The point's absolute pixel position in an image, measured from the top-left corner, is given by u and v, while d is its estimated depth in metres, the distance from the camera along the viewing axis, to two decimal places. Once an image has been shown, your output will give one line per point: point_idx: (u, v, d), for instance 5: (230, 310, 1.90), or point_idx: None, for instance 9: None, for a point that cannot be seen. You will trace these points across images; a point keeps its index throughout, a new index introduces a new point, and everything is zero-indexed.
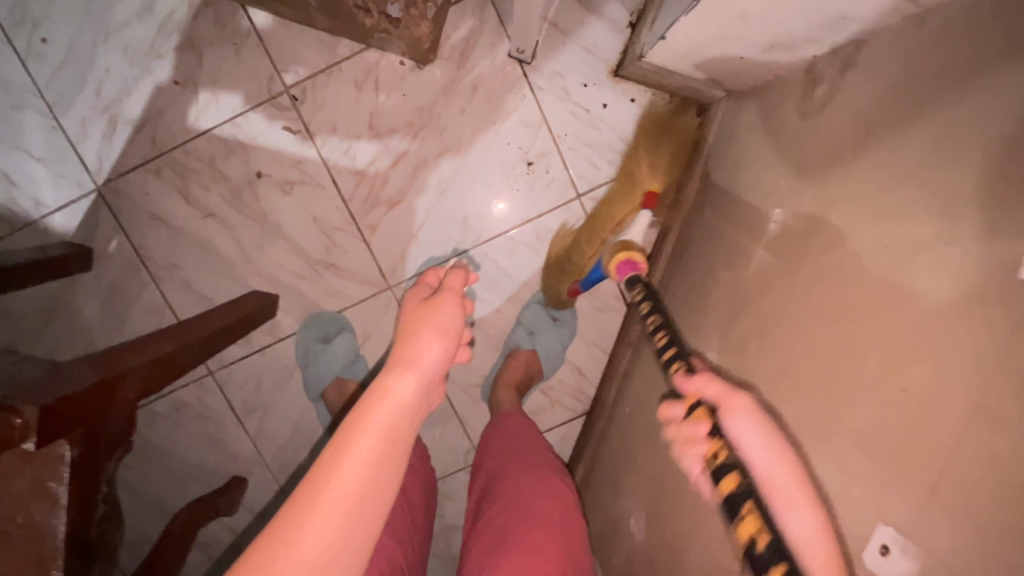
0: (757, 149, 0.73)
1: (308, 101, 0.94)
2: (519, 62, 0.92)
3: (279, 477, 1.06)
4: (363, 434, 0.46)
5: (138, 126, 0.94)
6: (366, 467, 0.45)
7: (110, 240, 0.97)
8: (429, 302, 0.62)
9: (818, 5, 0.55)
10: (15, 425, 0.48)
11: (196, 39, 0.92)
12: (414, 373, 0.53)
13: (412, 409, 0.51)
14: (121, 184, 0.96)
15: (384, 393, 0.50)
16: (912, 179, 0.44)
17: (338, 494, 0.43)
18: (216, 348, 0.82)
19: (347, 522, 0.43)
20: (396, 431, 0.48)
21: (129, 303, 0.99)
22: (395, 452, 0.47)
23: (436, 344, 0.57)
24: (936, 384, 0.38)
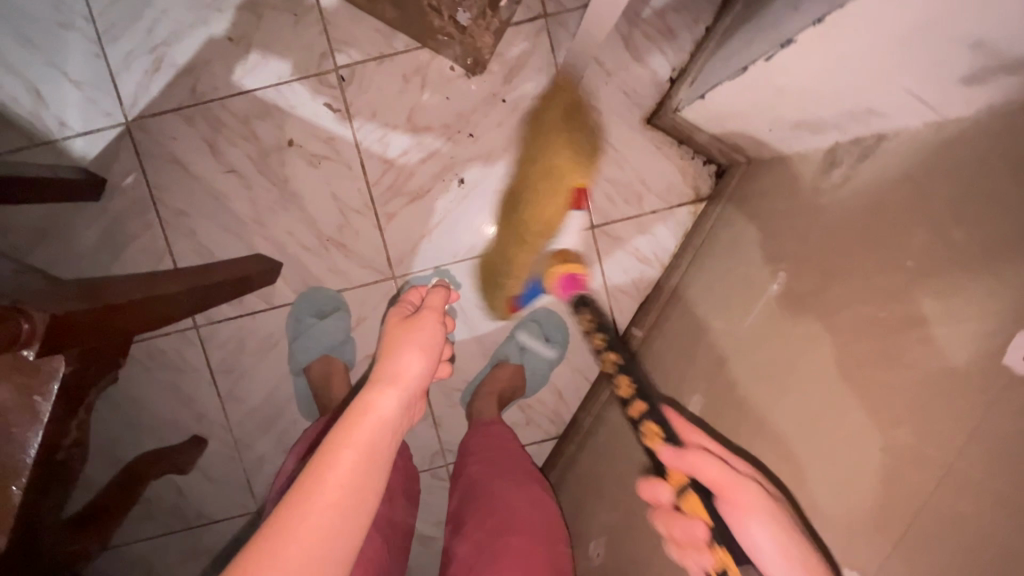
0: (770, 217, 0.78)
1: (354, 83, 0.96)
2: (562, 92, 0.97)
3: (240, 446, 1.04)
4: (345, 448, 0.49)
5: (182, 71, 0.95)
6: (347, 478, 0.48)
7: (126, 174, 0.97)
8: (411, 319, 0.66)
9: (848, 97, 0.60)
10: (22, 328, 0.49)
11: (258, 2, 0.94)
12: (395, 390, 0.56)
13: (394, 423, 0.54)
14: (151, 123, 0.96)
15: (365, 409, 0.53)
16: (911, 260, 0.49)
17: (320, 503, 0.46)
18: (217, 297, 0.81)
19: (330, 535, 0.45)
20: (377, 446, 0.51)
21: (128, 241, 0.98)
22: (377, 464, 0.50)
23: (417, 360, 0.60)
24: (913, 445, 0.43)
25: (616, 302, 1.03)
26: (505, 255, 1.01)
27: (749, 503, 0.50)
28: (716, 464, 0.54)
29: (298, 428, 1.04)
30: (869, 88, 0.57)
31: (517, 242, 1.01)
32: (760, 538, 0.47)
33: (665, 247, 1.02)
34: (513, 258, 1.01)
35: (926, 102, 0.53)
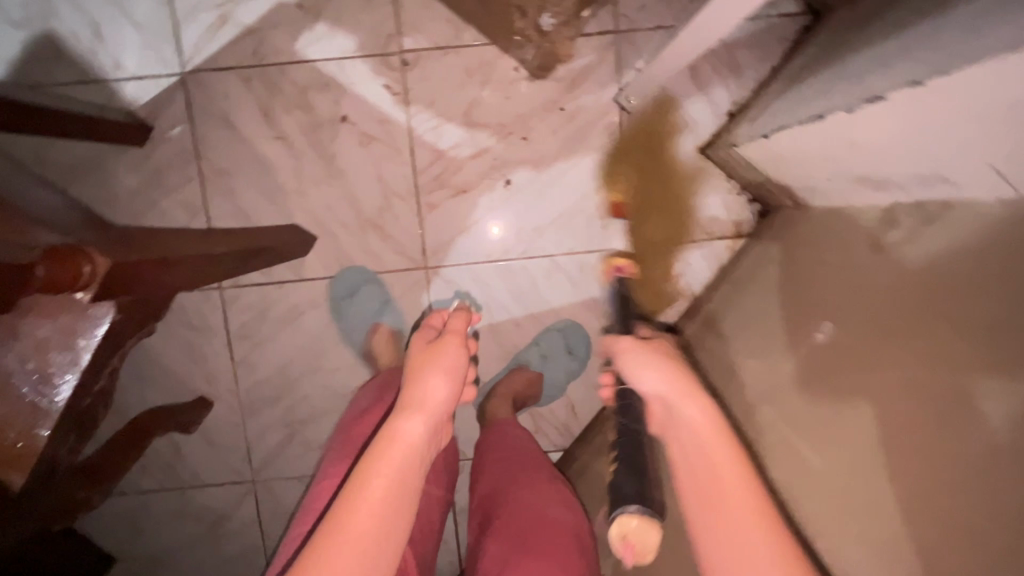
0: (814, 266, 0.79)
1: (417, 69, 0.96)
2: (622, 109, 0.97)
3: (246, 413, 1.03)
4: (374, 483, 0.54)
5: (246, 31, 0.94)
6: (376, 513, 0.53)
7: (173, 125, 0.96)
8: (434, 344, 0.70)
9: (922, 157, 0.59)
10: (83, 270, 0.48)
11: None
12: (419, 416, 0.61)
13: (420, 448, 0.59)
14: (206, 78, 0.95)
15: (392, 436, 0.58)
16: (984, 330, 0.50)
17: (354, 536, 0.51)
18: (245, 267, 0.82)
19: (363, 560, 0.51)
20: (403, 474, 0.56)
21: (165, 192, 0.97)
22: (404, 495, 0.55)
23: (440, 383, 0.65)
24: (973, 523, 0.47)
25: None
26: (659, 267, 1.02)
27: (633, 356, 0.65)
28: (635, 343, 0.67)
29: (306, 404, 1.03)
30: (949, 151, 0.55)
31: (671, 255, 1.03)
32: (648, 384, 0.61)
33: (697, 277, 1.02)
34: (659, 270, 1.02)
35: (1006, 178, 0.51)
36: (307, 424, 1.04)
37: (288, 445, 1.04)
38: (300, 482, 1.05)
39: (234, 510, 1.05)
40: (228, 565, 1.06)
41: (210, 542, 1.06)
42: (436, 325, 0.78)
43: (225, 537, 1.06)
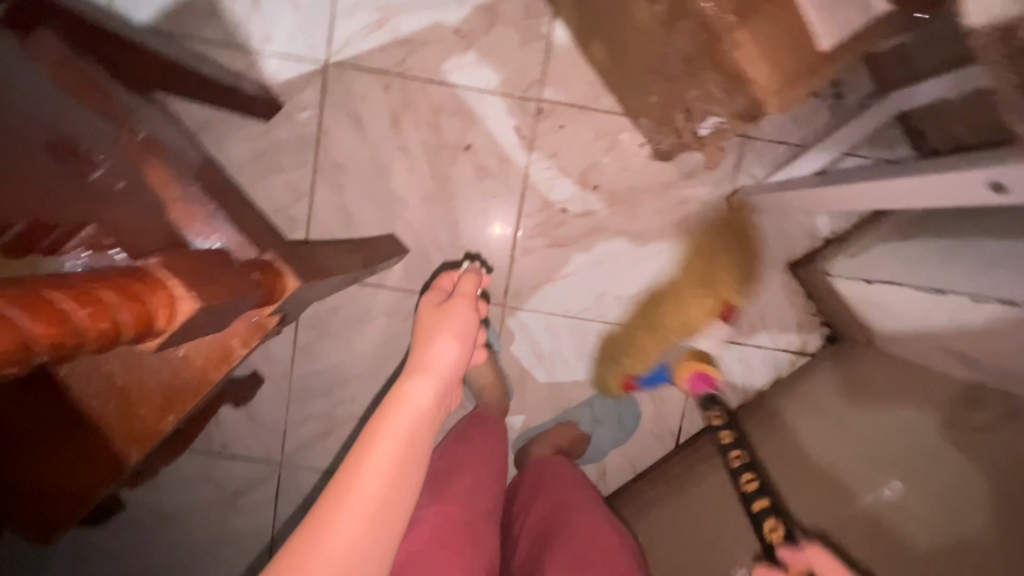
0: (869, 413, 0.82)
1: (549, 120, 0.98)
2: (729, 210, 1.01)
3: (292, 398, 1.04)
4: (384, 438, 0.54)
5: (398, 41, 0.96)
6: (387, 466, 0.52)
7: (302, 109, 0.97)
8: (443, 307, 0.79)
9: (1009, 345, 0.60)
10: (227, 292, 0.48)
11: (498, 11, 0.95)
12: (430, 376, 0.65)
13: (431, 406, 0.62)
14: (348, 74, 0.96)
15: (404, 394, 0.61)
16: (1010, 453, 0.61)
17: (362, 490, 0.49)
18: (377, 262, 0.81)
19: (372, 516, 0.49)
20: (415, 431, 0.57)
21: (276, 170, 0.98)
22: (415, 449, 0.56)
23: (450, 349, 0.71)
24: None
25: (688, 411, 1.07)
26: (632, 344, 1.02)
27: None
28: (845, 575, 0.57)
29: (352, 405, 1.05)
30: None
31: (649, 331, 1.01)
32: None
33: (753, 381, 1.06)
34: (639, 346, 1.01)
35: None
36: (346, 424, 1.05)
37: (322, 439, 1.05)
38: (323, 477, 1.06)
39: (251, 488, 1.06)
40: (230, 539, 1.07)
41: (222, 512, 1.06)
42: (445, 288, 0.86)
43: (235, 511, 1.06)
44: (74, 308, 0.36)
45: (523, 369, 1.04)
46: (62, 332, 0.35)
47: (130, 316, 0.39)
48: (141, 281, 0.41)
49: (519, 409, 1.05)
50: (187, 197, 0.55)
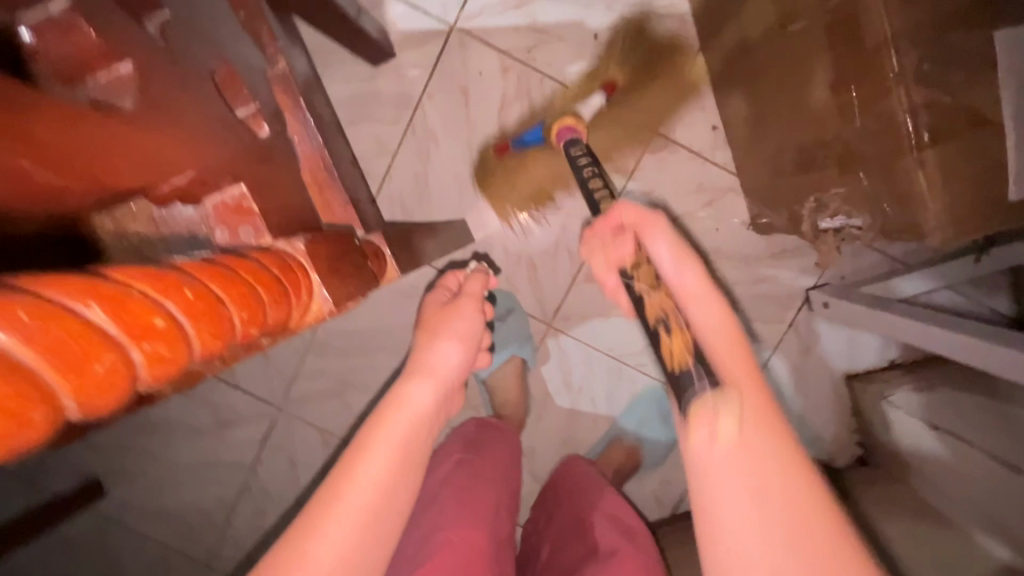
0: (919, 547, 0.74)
1: (658, 155, 0.93)
2: (806, 302, 0.96)
3: (312, 349, 1.01)
4: (378, 443, 0.45)
5: (533, 28, 0.90)
6: (381, 476, 0.43)
7: (413, 66, 0.92)
8: (449, 305, 0.67)
9: None
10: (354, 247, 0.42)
11: (643, 28, 0.90)
12: (430, 381, 0.55)
13: (429, 414, 0.52)
14: (470, 45, 0.91)
15: (399, 397, 0.52)
16: None
17: (350, 499, 0.40)
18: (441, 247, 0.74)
19: (364, 531, 0.40)
20: (411, 441, 0.47)
21: (367, 119, 0.93)
22: (411, 459, 0.46)
23: (454, 351, 0.60)
24: None
25: None
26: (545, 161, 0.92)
27: (655, 224, 0.53)
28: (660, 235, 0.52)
29: (369, 374, 1.01)
30: None
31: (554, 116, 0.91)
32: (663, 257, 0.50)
33: None
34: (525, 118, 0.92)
35: None
36: (357, 391, 1.02)
37: (329, 397, 1.02)
38: (318, 434, 1.04)
39: (245, 422, 1.04)
40: (211, 464, 1.05)
41: (210, 437, 1.05)
42: (449, 287, 0.74)
43: (224, 439, 1.05)
44: (232, 300, 0.26)
45: (547, 393, 1.01)
46: (220, 334, 0.24)
47: (276, 303, 0.29)
48: (232, 267, 0.27)
49: (531, 431, 1.01)
50: (312, 150, 0.47)
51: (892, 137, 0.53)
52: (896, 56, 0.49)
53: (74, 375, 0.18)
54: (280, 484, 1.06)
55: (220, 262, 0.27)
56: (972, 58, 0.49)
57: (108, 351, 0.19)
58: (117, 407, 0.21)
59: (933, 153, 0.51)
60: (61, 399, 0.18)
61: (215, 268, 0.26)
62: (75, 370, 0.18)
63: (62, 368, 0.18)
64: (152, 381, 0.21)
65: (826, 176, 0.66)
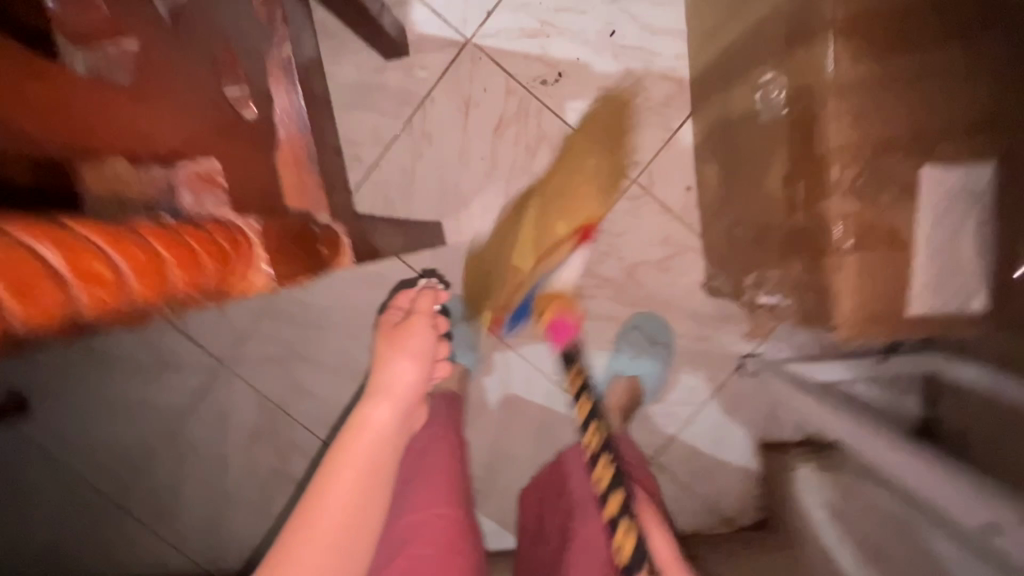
0: None
1: (632, 203, 0.98)
2: (740, 367, 1.02)
3: (266, 313, 1.03)
4: (343, 465, 0.52)
5: (542, 59, 0.95)
6: (347, 497, 0.50)
7: (423, 68, 0.96)
8: (402, 324, 0.69)
9: None
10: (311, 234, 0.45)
11: (642, 84, 0.95)
12: (387, 403, 0.59)
13: (389, 434, 0.57)
14: (481, 61, 0.96)
15: (360, 422, 0.57)
16: None
17: (327, 520, 0.49)
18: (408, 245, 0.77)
19: (343, 545, 0.49)
20: (378, 461, 0.54)
21: (369, 108, 0.97)
22: (377, 474, 0.53)
23: (409, 368, 0.62)
24: None
25: None
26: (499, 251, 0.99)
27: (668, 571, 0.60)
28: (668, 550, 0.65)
29: (317, 348, 1.04)
30: None
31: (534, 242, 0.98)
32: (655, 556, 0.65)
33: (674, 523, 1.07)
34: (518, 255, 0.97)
35: None
36: (302, 362, 1.05)
37: (273, 363, 1.05)
38: (256, 396, 1.06)
39: (185, 370, 1.05)
40: (144, 404, 1.07)
41: (148, 377, 1.06)
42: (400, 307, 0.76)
43: (162, 382, 1.06)
44: (174, 262, 0.29)
45: (483, 402, 1.04)
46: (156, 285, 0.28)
47: (218, 275, 0.32)
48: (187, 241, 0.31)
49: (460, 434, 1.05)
50: (294, 133, 0.50)
51: (820, 238, 0.59)
52: (837, 168, 0.56)
53: (18, 293, 0.21)
54: (207, 435, 1.08)
55: (176, 230, 0.30)
56: (898, 184, 0.56)
57: (53, 274, 0.22)
58: (50, 328, 0.24)
59: (851, 259, 0.57)
60: (6, 307, 0.21)
61: (166, 232, 0.30)
62: (22, 284, 0.21)
63: (10, 286, 0.21)
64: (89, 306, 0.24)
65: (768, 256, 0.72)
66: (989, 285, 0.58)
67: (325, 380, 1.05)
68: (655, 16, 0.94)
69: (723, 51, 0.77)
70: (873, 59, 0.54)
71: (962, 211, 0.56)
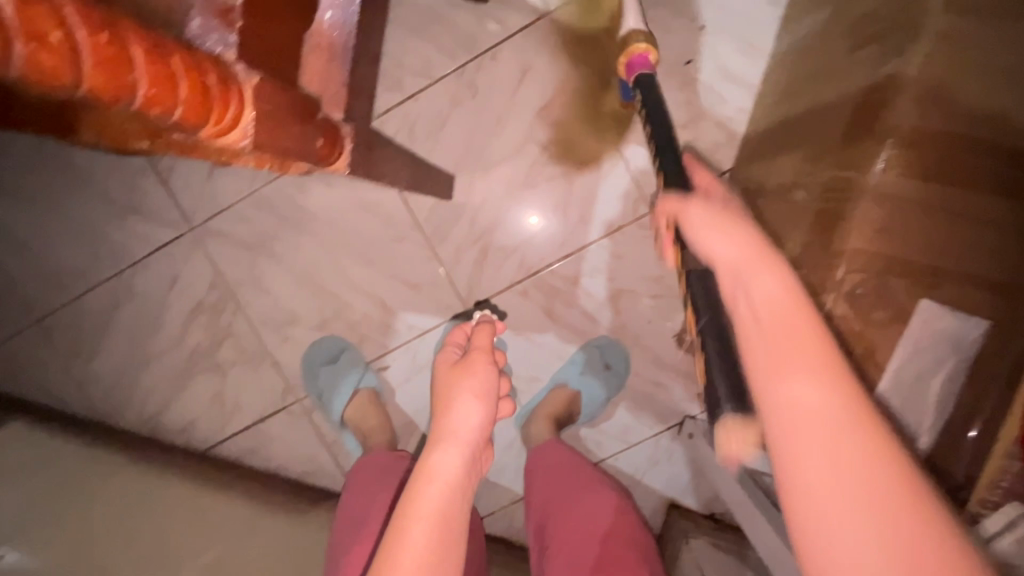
0: None
1: (643, 231, 0.97)
2: (679, 425, 1.02)
3: (252, 198, 1.01)
4: (416, 525, 0.50)
5: (613, 59, 0.93)
6: (423, 553, 0.48)
7: (494, 22, 0.94)
8: (460, 362, 0.67)
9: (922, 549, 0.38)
10: (322, 119, 0.44)
11: (697, 122, 0.94)
12: (454, 447, 0.57)
13: (461, 482, 0.55)
14: (552, 37, 0.93)
15: (427, 471, 0.55)
16: None
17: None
18: (412, 178, 0.75)
19: None
20: (449, 512, 0.52)
21: (429, 41, 0.95)
22: (450, 528, 0.51)
23: (474, 410, 0.61)
24: None
25: (497, 516, 1.06)
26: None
27: None
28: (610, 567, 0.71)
29: (288, 250, 1.02)
30: None
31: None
32: (711, 246, 0.42)
33: None
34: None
35: None
36: (269, 258, 1.02)
37: (240, 248, 1.02)
38: (212, 273, 1.03)
39: (154, 221, 1.03)
40: (103, 237, 1.04)
41: (116, 215, 1.03)
42: (456, 342, 0.74)
43: (127, 224, 1.03)
44: (190, 87, 0.28)
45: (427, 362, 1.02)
46: (162, 100, 0.26)
47: (220, 124, 0.31)
48: (211, 64, 0.30)
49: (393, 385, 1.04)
50: (333, 25, 0.48)
51: None
52: (844, 268, 0.55)
53: (31, 36, 0.20)
54: (152, 292, 1.05)
55: (211, 71, 0.30)
56: (893, 305, 0.55)
57: (63, 25, 0.21)
58: (52, 93, 0.23)
59: None
60: (12, 44, 0.19)
61: (198, 62, 0.29)
62: (30, 26, 0.20)
63: (25, 29, 0.20)
64: (86, 87, 0.23)
65: None
66: (940, 435, 0.57)
67: (285, 284, 1.03)
68: (736, 63, 0.92)
69: (785, 118, 0.76)
70: (919, 179, 0.54)
71: (944, 360, 0.56)
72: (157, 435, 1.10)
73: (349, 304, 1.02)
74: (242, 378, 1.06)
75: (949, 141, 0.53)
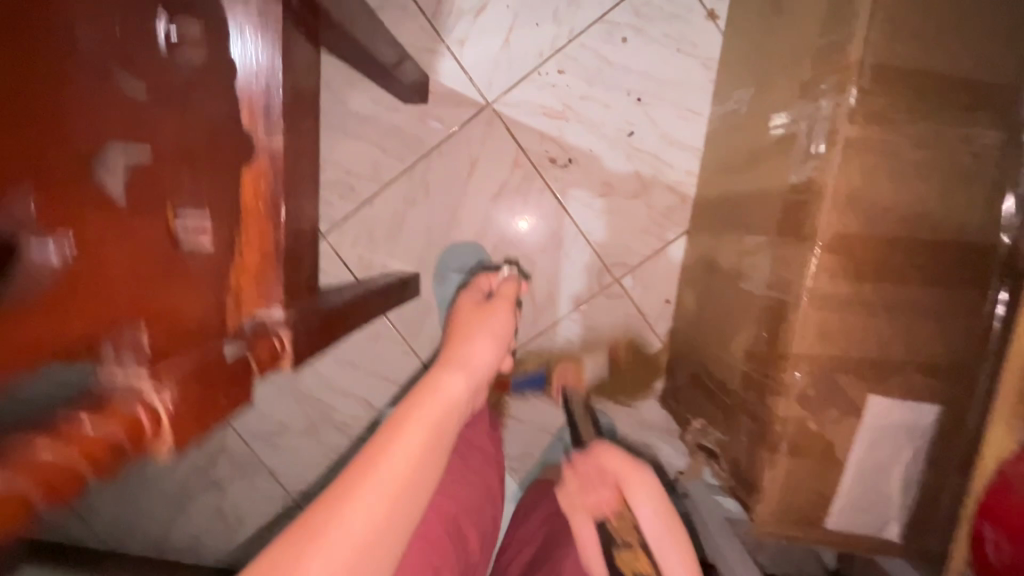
0: None
1: (611, 300, 0.98)
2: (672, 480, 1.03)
3: None
4: (414, 423, 0.43)
5: (558, 139, 0.94)
6: (412, 453, 0.40)
7: (438, 119, 0.95)
8: (483, 307, 0.66)
9: None
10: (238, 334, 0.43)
11: (648, 189, 0.95)
12: (463, 371, 0.53)
13: (461, 410, 0.49)
14: (496, 127, 0.95)
15: (432, 387, 0.49)
16: None
17: (386, 464, 0.38)
18: (371, 305, 0.77)
19: (390, 508, 0.36)
20: (443, 429, 0.45)
21: (376, 146, 0.96)
22: (446, 440, 0.44)
23: (486, 347, 0.59)
24: None
25: None
26: None
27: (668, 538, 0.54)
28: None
29: None
30: None
31: None
32: None
33: None
34: None
35: None
36: None
37: None
38: None
39: None
40: None
41: None
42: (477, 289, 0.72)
43: None
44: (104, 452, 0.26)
45: None
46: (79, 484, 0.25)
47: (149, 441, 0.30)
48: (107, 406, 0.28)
49: None
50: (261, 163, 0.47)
51: (762, 428, 0.60)
52: (793, 372, 0.56)
53: None
54: None
55: (111, 427, 0.27)
56: (846, 402, 0.57)
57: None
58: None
59: (783, 460, 0.58)
60: None
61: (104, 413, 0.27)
62: None
63: None
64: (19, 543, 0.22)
65: (713, 412, 0.73)
66: (908, 516, 0.59)
67: (269, 396, 1.04)
68: (678, 128, 0.94)
69: (728, 192, 0.77)
70: (853, 280, 0.55)
71: (899, 448, 0.57)
72: (169, 555, 1.12)
73: (335, 407, 1.04)
74: (241, 490, 1.08)
75: (877, 242, 0.54)
